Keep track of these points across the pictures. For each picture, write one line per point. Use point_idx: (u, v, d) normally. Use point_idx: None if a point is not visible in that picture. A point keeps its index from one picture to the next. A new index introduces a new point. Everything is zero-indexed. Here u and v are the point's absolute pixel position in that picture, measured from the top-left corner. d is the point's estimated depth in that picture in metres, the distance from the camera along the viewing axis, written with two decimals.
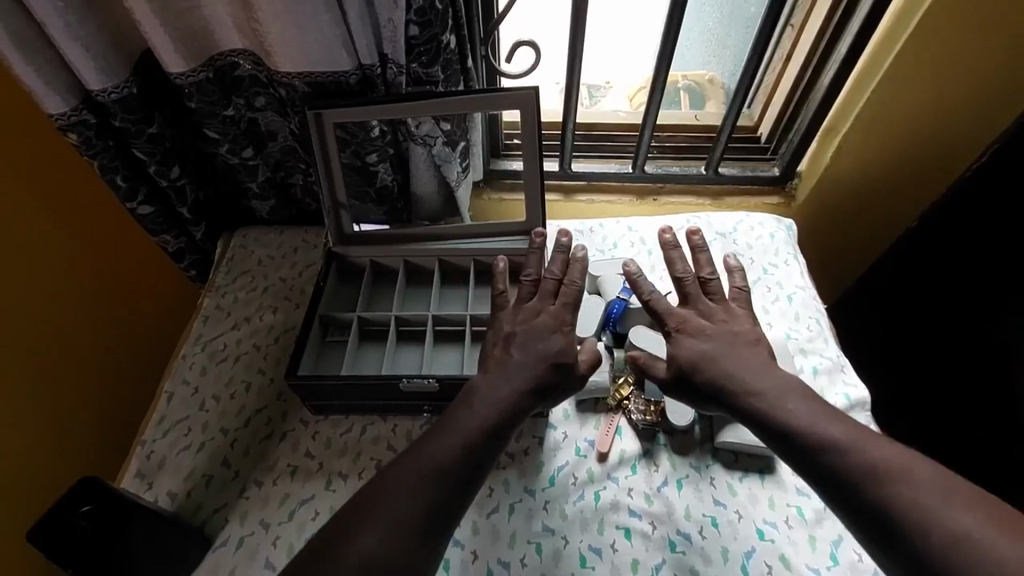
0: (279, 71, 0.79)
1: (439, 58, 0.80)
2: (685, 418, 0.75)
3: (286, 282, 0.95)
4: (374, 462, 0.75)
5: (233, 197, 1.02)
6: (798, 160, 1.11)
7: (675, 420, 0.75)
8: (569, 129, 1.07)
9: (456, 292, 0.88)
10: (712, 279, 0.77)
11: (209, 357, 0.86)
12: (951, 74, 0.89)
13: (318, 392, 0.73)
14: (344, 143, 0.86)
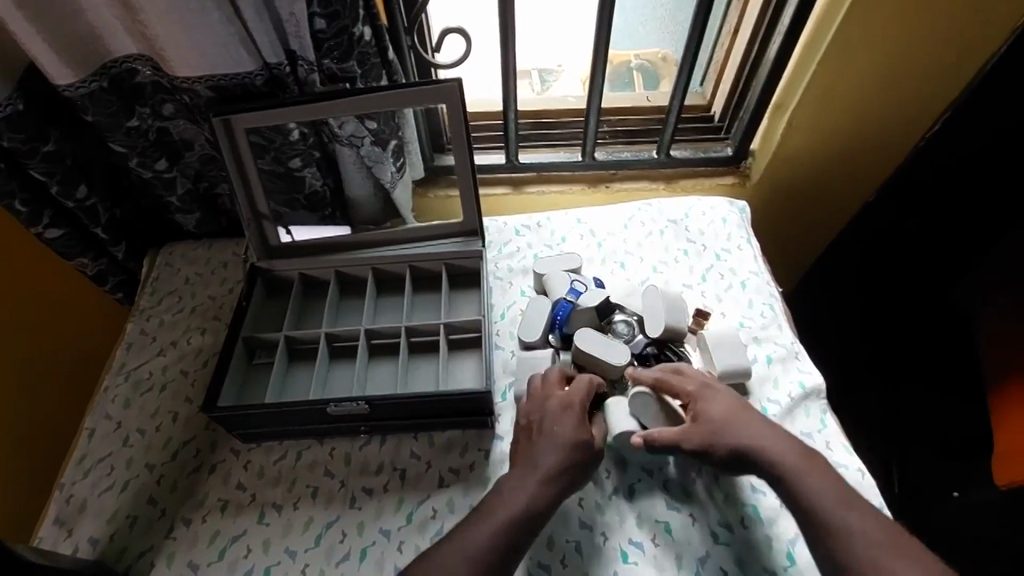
0: (177, 76, 0.72)
1: (354, 52, 0.75)
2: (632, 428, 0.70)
3: (215, 300, 0.89)
4: (310, 490, 0.71)
5: (155, 212, 0.95)
6: (750, 138, 1.07)
7: (618, 429, 0.70)
8: (512, 119, 1.02)
9: (393, 301, 0.83)
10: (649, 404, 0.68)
11: (133, 388, 0.80)
12: (897, 42, 0.85)
13: (243, 421, 0.68)
14: (262, 150, 0.80)
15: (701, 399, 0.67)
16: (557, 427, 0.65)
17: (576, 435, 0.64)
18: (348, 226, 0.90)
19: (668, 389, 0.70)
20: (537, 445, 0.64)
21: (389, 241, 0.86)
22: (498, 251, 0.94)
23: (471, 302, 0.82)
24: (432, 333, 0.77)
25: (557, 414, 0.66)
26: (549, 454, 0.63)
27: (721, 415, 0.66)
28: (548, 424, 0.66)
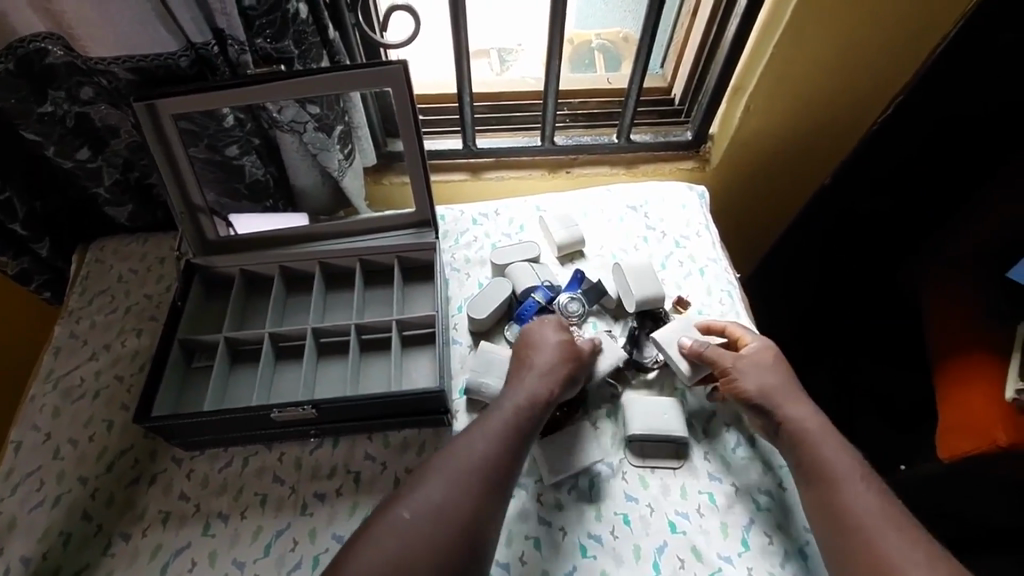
0: (90, 57, 0.65)
1: (289, 32, 0.69)
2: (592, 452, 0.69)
3: (152, 299, 0.84)
4: (259, 498, 0.68)
5: (84, 204, 0.88)
6: (710, 122, 1.05)
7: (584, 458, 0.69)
8: (468, 103, 0.97)
9: (343, 297, 0.80)
10: (729, 369, 0.70)
11: (63, 395, 0.74)
12: (852, 24, 0.85)
13: (180, 430, 0.64)
14: (193, 138, 0.74)
15: (762, 372, 0.69)
16: (545, 337, 0.71)
17: (560, 338, 0.71)
18: (302, 214, 0.85)
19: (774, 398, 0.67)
20: (527, 356, 0.70)
21: (339, 233, 0.83)
22: (454, 242, 0.91)
23: (425, 297, 0.79)
24: (385, 330, 0.74)
25: (546, 334, 0.71)
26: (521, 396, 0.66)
27: (845, 473, 0.60)
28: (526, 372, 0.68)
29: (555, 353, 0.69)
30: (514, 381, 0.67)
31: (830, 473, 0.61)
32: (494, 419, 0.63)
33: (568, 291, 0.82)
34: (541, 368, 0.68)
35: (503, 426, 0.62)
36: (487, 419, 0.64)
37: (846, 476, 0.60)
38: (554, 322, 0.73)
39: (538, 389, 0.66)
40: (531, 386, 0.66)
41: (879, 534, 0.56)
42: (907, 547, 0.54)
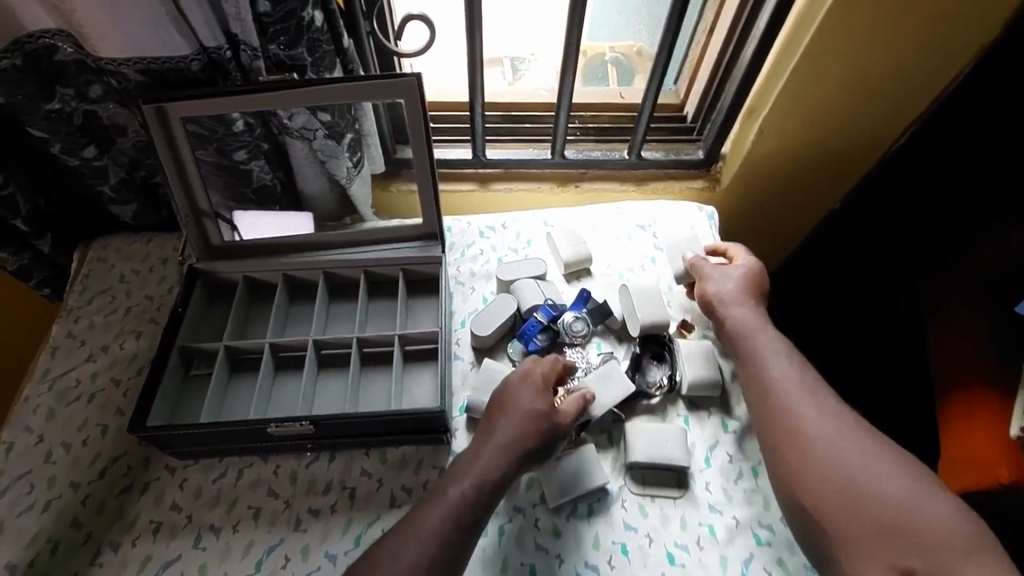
0: (100, 57, 0.64)
1: (303, 39, 0.68)
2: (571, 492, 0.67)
3: (152, 301, 0.83)
4: (252, 511, 0.67)
5: (88, 202, 0.87)
6: (722, 142, 1.04)
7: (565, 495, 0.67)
8: (479, 113, 0.97)
9: (346, 308, 0.78)
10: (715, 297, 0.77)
11: (58, 397, 0.73)
12: (869, 54, 0.84)
13: (175, 440, 0.63)
14: (202, 141, 0.74)
15: (748, 314, 0.74)
16: (518, 402, 0.65)
17: (533, 407, 0.64)
18: (308, 217, 0.84)
19: (754, 351, 0.70)
20: (496, 423, 0.64)
21: (344, 242, 0.82)
22: (460, 254, 0.90)
23: (428, 312, 0.78)
24: (387, 343, 0.73)
25: (522, 398, 0.65)
26: (493, 456, 0.62)
27: (826, 424, 0.62)
28: (502, 427, 0.63)
29: (522, 426, 0.63)
30: (474, 452, 0.62)
31: (815, 431, 0.62)
32: (441, 502, 0.59)
33: (573, 310, 0.81)
34: (504, 442, 0.62)
35: (449, 513, 0.58)
36: (441, 496, 0.59)
37: (829, 429, 0.62)
38: (534, 382, 0.67)
39: (494, 467, 0.61)
40: (488, 464, 0.61)
41: (876, 480, 0.58)
42: (901, 481, 0.57)
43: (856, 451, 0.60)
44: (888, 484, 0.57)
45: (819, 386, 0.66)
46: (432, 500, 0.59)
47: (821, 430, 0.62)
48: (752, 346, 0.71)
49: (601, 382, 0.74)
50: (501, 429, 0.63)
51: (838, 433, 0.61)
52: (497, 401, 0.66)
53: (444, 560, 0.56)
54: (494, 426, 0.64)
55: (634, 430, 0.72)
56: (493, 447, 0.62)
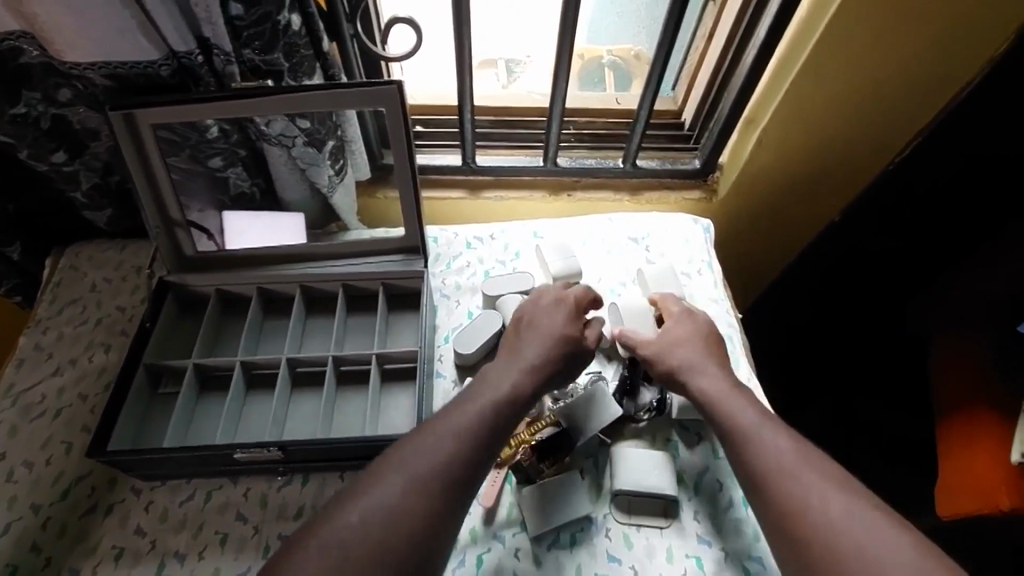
0: (65, 61, 0.61)
1: (279, 44, 0.65)
2: (553, 520, 0.65)
3: (124, 311, 0.80)
4: (219, 537, 0.64)
5: (61, 207, 0.84)
6: (719, 153, 1.01)
7: (548, 521, 0.65)
8: (469, 119, 0.93)
9: (324, 323, 0.75)
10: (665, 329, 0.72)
11: (22, 413, 0.70)
12: (871, 67, 0.81)
13: (138, 464, 0.61)
14: (174, 148, 0.70)
15: (717, 380, 0.65)
16: (549, 322, 0.67)
17: (563, 329, 0.66)
18: (295, 215, 0.82)
19: (733, 419, 0.62)
20: (524, 339, 0.66)
21: (323, 253, 0.78)
22: (445, 266, 0.87)
23: (409, 328, 0.75)
24: (364, 361, 0.70)
25: (552, 321, 0.67)
26: (508, 374, 0.62)
27: (803, 472, 0.56)
28: (526, 345, 0.65)
29: (553, 341, 0.65)
30: (505, 362, 0.64)
31: (811, 516, 0.53)
32: (471, 403, 0.59)
33: None
34: (533, 357, 0.63)
35: (464, 434, 0.56)
36: (431, 430, 0.57)
37: (821, 503, 0.54)
38: (567, 306, 0.69)
39: (517, 382, 0.61)
40: (520, 374, 0.62)
41: (888, 571, 0.50)
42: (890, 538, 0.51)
43: (864, 538, 0.51)
44: (900, 571, 0.50)
45: (809, 452, 0.58)
46: (465, 399, 0.59)
47: (816, 515, 0.53)
48: (730, 419, 0.62)
49: (587, 404, 0.70)
50: (527, 345, 0.65)
51: (838, 518, 0.53)
52: (520, 326, 0.68)
53: (465, 458, 0.55)
54: (518, 345, 0.65)
55: (621, 453, 0.70)
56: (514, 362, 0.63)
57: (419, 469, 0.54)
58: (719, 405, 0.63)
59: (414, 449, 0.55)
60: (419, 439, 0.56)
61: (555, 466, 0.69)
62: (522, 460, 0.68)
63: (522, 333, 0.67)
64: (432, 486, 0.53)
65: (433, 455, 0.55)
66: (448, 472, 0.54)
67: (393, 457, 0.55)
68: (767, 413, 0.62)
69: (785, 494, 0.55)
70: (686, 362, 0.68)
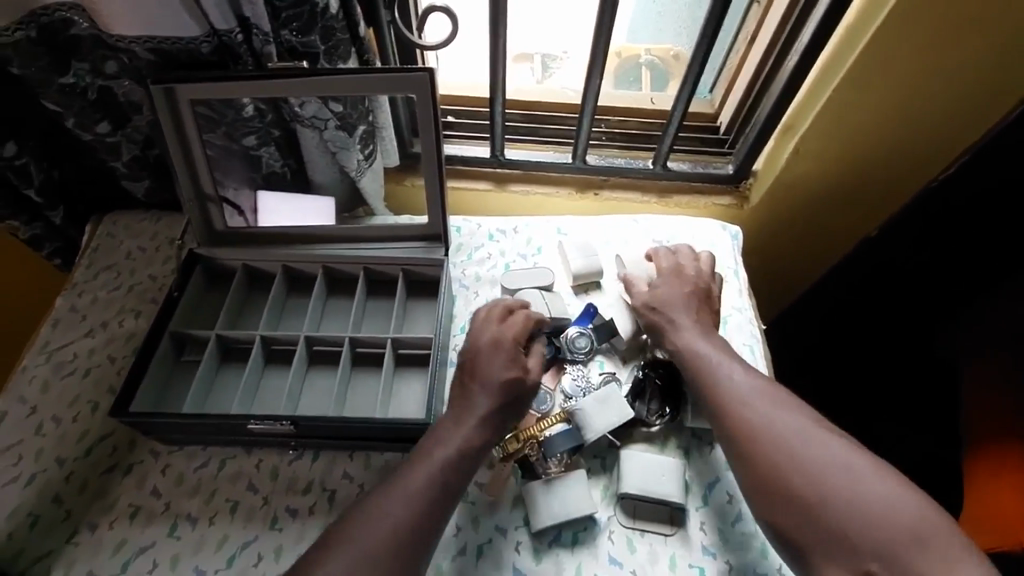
0: (111, 34, 0.63)
1: (316, 26, 0.67)
2: (557, 518, 0.64)
3: (155, 280, 0.82)
4: (229, 505, 0.66)
5: (103, 176, 0.87)
6: (754, 159, 0.99)
7: (551, 517, 0.64)
8: (500, 111, 0.93)
9: (344, 304, 0.77)
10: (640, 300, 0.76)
11: (54, 370, 0.73)
12: (923, 75, 0.77)
13: (158, 428, 0.63)
14: (211, 124, 0.72)
15: (690, 336, 0.70)
16: (493, 368, 0.64)
17: (505, 372, 0.63)
18: (326, 199, 0.83)
19: (704, 367, 0.66)
20: (469, 387, 0.63)
21: (347, 236, 0.79)
22: (467, 256, 0.87)
23: (426, 316, 0.75)
24: (380, 345, 0.71)
25: (493, 366, 0.64)
26: (455, 430, 0.60)
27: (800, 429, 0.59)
28: (474, 392, 0.63)
29: (505, 389, 0.63)
30: (458, 415, 0.61)
31: (778, 442, 0.58)
32: (428, 464, 0.57)
33: (578, 325, 0.77)
34: (481, 410, 0.61)
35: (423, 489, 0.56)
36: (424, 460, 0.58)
37: (819, 459, 0.56)
38: (505, 348, 0.65)
39: (471, 440, 0.60)
40: (473, 432, 0.60)
41: (851, 486, 0.54)
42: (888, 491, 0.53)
43: (829, 459, 0.56)
44: (868, 494, 0.53)
45: (777, 389, 0.63)
46: (419, 462, 0.57)
47: (779, 436, 0.58)
48: (702, 366, 0.67)
49: (597, 404, 0.70)
50: (477, 393, 0.63)
51: (804, 441, 0.57)
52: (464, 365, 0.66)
53: (430, 527, 0.54)
54: (462, 392, 0.63)
55: (630, 455, 0.69)
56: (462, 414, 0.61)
57: (392, 522, 0.53)
58: (693, 355, 0.68)
59: (383, 508, 0.54)
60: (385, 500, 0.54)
61: (564, 463, 0.69)
62: (530, 456, 0.68)
63: (468, 377, 0.64)
64: (405, 553, 0.52)
65: (403, 523, 0.53)
66: (420, 537, 0.54)
67: (364, 510, 0.54)
68: (738, 361, 0.67)
69: (756, 424, 0.60)
70: (665, 330, 0.72)
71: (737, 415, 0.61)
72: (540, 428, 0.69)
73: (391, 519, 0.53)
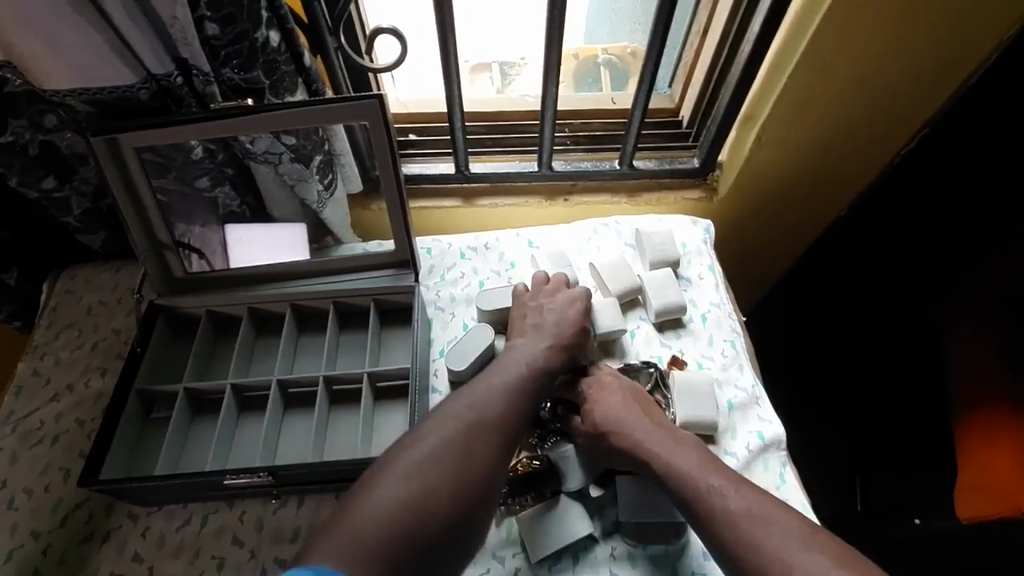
0: (45, 89, 0.61)
1: (258, 61, 0.65)
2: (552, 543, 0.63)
3: (120, 334, 0.80)
4: (215, 562, 0.64)
5: (56, 231, 0.83)
6: (719, 150, 0.98)
7: (546, 545, 0.63)
8: (460, 127, 0.92)
9: (317, 341, 0.75)
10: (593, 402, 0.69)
11: (21, 440, 0.70)
12: (872, 59, 0.78)
13: (132, 492, 0.61)
14: (160, 169, 0.69)
15: (660, 442, 0.63)
16: (552, 304, 0.74)
17: (565, 311, 0.73)
18: (300, 225, 0.80)
19: (693, 491, 0.58)
20: (537, 321, 0.72)
21: (312, 270, 0.78)
22: (440, 278, 0.86)
23: (401, 345, 0.74)
24: (356, 380, 0.69)
25: (557, 303, 0.74)
26: (520, 352, 0.67)
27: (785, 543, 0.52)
28: (536, 324, 0.71)
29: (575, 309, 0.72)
30: (521, 340, 0.69)
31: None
32: (517, 366, 0.65)
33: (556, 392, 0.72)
34: (552, 332, 0.70)
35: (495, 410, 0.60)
36: (485, 385, 0.62)
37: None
38: (561, 293, 0.75)
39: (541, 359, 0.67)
40: (547, 349, 0.68)
41: None
42: None
43: None
44: None
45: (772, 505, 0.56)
46: (501, 365, 0.65)
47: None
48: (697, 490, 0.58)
49: (587, 453, 0.68)
50: (543, 330, 0.70)
51: None
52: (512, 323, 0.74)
53: (502, 441, 0.58)
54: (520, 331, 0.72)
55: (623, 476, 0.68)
56: (527, 340, 0.68)
57: (454, 441, 0.56)
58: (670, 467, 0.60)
59: (454, 417, 0.58)
60: (446, 416, 0.58)
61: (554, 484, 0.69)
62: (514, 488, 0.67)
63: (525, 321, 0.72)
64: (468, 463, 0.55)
65: (490, 415, 0.59)
66: (496, 440, 0.58)
67: (430, 428, 0.57)
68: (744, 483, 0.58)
69: (749, 555, 0.53)
70: (626, 448, 0.64)
71: (740, 550, 0.54)
72: (528, 463, 0.68)
73: (477, 411, 0.59)
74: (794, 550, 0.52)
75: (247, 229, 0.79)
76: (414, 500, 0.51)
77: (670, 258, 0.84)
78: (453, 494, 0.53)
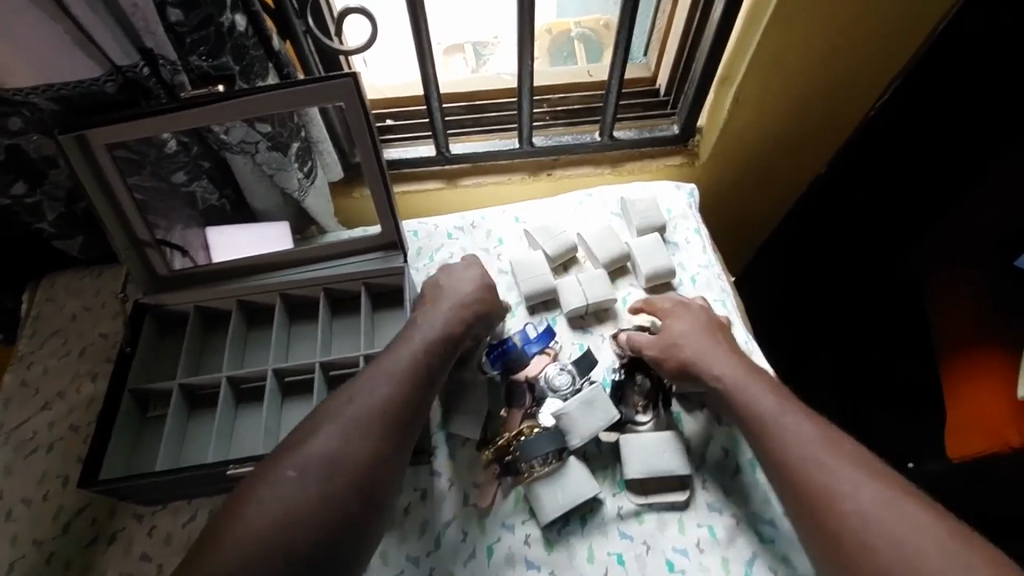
0: (5, 88, 0.59)
1: (227, 46, 0.64)
2: (557, 509, 0.64)
3: (107, 338, 0.78)
4: None
5: (30, 239, 0.81)
6: (697, 115, 0.98)
7: (551, 509, 0.64)
8: (437, 107, 0.90)
9: (310, 329, 0.75)
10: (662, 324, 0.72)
11: (15, 451, 0.69)
12: (845, 10, 0.78)
13: (133, 491, 0.60)
14: (134, 166, 0.68)
15: (735, 372, 0.64)
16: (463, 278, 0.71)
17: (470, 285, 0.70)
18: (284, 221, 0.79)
19: (748, 407, 0.62)
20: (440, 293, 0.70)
21: (298, 260, 0.77)
22: (428, 260, 0.86)
23: (395, 328, 0.74)
24: (352, 365, 0.69)
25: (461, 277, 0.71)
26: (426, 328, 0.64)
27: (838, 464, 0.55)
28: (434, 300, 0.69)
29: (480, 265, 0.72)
30: (422, 316, 0.67)
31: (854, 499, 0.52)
32: (413, 346, 0.62)
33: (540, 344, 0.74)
34: (448, 308, 0.67)
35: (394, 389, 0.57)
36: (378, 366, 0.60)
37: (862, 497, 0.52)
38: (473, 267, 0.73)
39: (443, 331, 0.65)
40: (444, 321, 0.66)
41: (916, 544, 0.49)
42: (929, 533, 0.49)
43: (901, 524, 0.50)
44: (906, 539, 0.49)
45: (850, 444, 0.57)
46: (403, 341, 0.62)
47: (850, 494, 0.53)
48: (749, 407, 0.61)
49: (584, 411, 0.68)
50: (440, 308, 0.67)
51: (869, 497, 0.52)
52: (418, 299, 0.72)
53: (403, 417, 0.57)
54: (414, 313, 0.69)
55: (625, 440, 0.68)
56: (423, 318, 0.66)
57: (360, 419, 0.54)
58: (740, 392, 0.63)
59: (354, 396, 0.56)
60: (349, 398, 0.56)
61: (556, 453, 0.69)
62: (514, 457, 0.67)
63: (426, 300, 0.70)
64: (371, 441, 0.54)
65: (387, 395, 0.57)
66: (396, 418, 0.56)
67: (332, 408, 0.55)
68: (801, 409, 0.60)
69: (804, 469, 0.56)
70: (692, 366, 0.67)
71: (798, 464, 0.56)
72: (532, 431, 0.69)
73: (382, 388, 0.57)
74: (844, 465, 0.55)
75: (232, 228, 0.78)
76: (312, 482, 0.50)
77: (657, 223, 0.84)
78: (357, 474, 0.52)
